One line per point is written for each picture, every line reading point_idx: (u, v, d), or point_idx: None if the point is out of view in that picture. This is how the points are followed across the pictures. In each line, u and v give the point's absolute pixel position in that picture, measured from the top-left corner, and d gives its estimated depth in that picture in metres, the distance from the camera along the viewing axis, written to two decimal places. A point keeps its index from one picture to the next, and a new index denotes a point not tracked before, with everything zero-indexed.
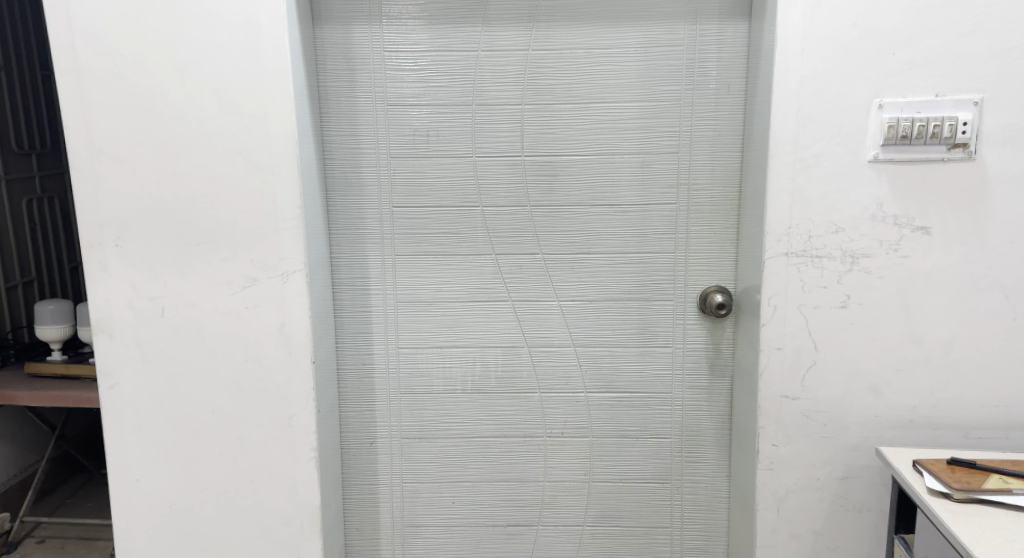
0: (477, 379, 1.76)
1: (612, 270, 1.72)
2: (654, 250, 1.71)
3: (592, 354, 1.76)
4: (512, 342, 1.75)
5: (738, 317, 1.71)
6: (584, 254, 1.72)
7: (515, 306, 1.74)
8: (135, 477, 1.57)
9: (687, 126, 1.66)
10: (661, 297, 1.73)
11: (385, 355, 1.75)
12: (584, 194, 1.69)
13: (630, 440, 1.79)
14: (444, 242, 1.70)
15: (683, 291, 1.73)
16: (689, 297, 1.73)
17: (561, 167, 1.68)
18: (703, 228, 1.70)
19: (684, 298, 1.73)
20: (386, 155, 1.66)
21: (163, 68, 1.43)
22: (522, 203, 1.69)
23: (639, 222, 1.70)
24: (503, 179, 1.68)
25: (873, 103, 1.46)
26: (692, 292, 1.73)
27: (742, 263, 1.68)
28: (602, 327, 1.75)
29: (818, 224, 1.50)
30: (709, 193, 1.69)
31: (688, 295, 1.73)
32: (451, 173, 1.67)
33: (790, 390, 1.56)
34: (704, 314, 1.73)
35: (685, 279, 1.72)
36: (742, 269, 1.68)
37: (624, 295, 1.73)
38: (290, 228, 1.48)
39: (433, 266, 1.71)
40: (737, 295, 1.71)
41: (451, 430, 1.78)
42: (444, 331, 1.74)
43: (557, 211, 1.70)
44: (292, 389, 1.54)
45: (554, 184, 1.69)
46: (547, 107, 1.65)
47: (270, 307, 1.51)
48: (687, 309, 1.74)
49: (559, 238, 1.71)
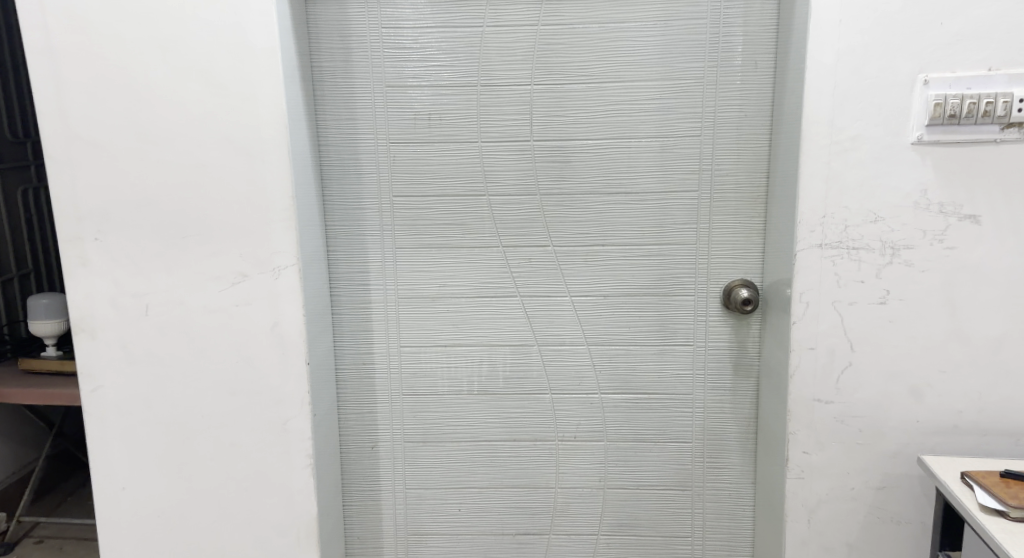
0: (485, 380, 1.66)
1: (629, 262, 1.61)
2: (674, 241, 1.60)
3: (607, 353, 1.65)
4: (522, 340, 1.65)
5: (765, 314, 1.59)
6: (599, 245, 1.60)
7: (524, 302, 1.63)
8: (120, 485, 1.47)
9: (710, 107, 1.53)
10: (680, 292, 1.62)
11: (386, 355, 1.64)
12: (598, 182, 1.57)
13: (648, 444, 1.68)
14: (448, 233, 1.59)
15: (705, 285, 1.61)
16: (711, 292, 1.61)
17: (573, 152, 1.56)
18: (727, 218, 1.58)
19: (707, 293, 1.62)
20: (385, 141, 1.54)
21: (144, 47, 1.32)
22: (531, 191, 1.58)
23: (658, 212, 1.58)
24: (512, 166, 1.56)
25: (918, 79, 1.32)
26: (714, 286, 1.61)
27: (770, 255, 1.56)
28: (618, 324, 1.64)
29: (855, 213, 1.38)
30: (734, 180, 1.56)
31: (710, 289, 1.62)
32: (455, 159, 1.56)
33: (824, 393, 1.44)
34: (728, 310, 1.61)
35: (707, 272, 1.61)
36: (771, 263, 1.55)
37: (641, 289, 1.62)
38: (283, 220, 1.37)
39: (436, 259, 1.60)
40: (764, 290, 1.59)
41: (457, 433, 1.68)
42: (449, 328, 1.64)
43: (570, 200, 1.58)
44: (286, 392, 1.43)
45: (566, 171, 1.57)
46: (558, 87, 1.53)
47: (261, 305, 1.40)
48: (709, 305, 1.62)
49: (572, 229, 1.60)
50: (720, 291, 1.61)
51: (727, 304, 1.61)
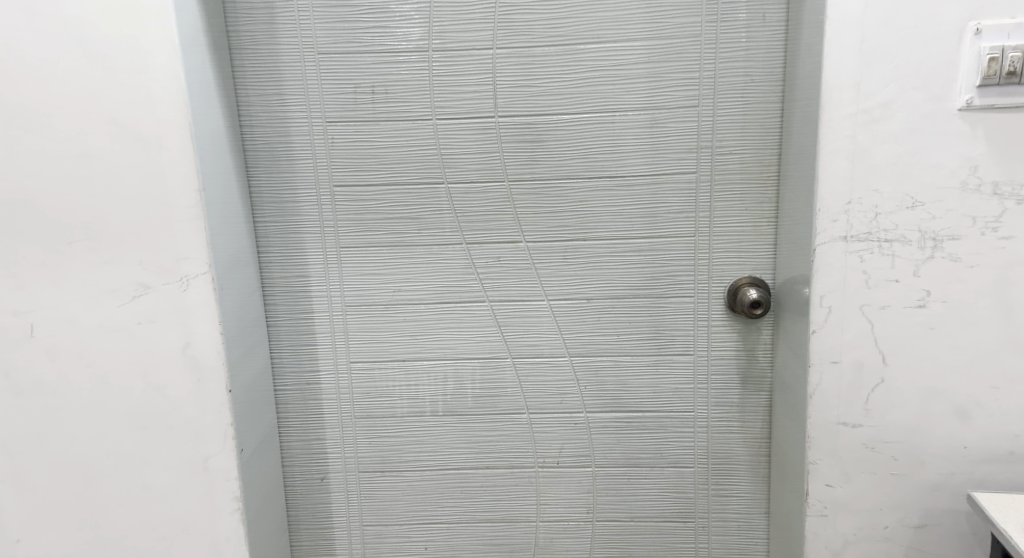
0: (451, 399, 1.42)
1: (616, 259, 1.36)
2: (669, 233, 1.35)
3: (593, 365, 1.41)
4: (493, 352, 1.41)
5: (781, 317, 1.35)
6: (580, 240, 1.36)
7: (494, 307, 1.39)
8: (16, 536, 1.24)
9: (709, 71, 1.29)
10: (678, 293, 1.38)
11: (333, 373, 1.40)
12: (577, 164, 1.32)
13: (643, 470, 1.44)
14: (401, 229, 1.35)
15: (706, 285, 1.37)
16: (714, 292, 1.37)
17: (547, 129, 1.31)
18: (731, 205, 1.34)
19: (708, 293, 1.37)
20: (321, 120, 1.29)
21: (11, 12, 1.09)
22: (498, 177, 1.33)
23: (649, 199, 1.34)
24: (474, 148, 1.31)
25: (968, 29, 1.06)
26: (717, 285, 1.37)
27: (786, 249, 1.31)
28: (605, 331, 1.40)
29: (888, 197, 1.12)
30: (739, 160, 1.32)
31: (712, 289, 1.37)
32: (406, 141, 1.31)
33: (849, 416, 1.19)
34: (735, 313, 1.37)
35: (708, 269, 1.36)
36: (786, 259, 1.31)
37: (631, 291, 1.38)
38: (187, 219, 1.15)
39: (388, 261, 1.36)
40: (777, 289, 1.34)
41: (420, 461, 1.44)
42: (406, 340, 1.39)
43: (545, 186, 1.33)
44: (205, 423, 1.21)
45: (540, 151, 1.32)
46: (527, 50, 1.28)
47: (169, 322, 1.18)
48: (711, 307, 1.38)
49: (547, 221, 1.35)
50: (725, 291, 1.37)
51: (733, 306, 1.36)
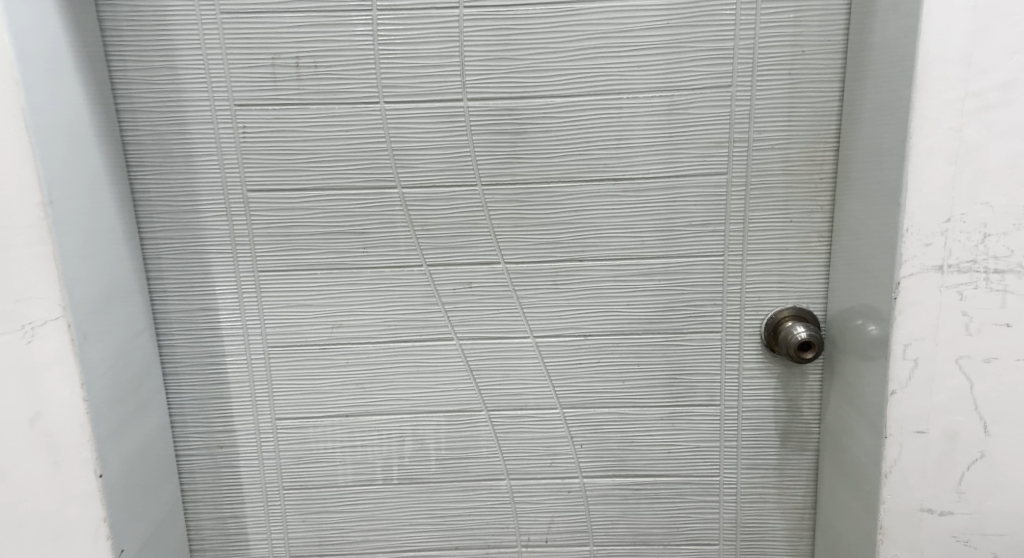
0: (408, 464, 1.11)
1: (622, 286, 1.06)
2: (689, 252, 1.05)
3: (591, 419, 1.11)
4: (463, 405, 1.09)
5: (835, 359, 1.06)
6: (575, 261, 1.05)
7: (464, 348, 1.07)
8: None
9: (747, 39, 0.97)
10: (699, 328, 1.08)
11: (254, 434, 1.08)
12: (572, 162, 1.01)
13: (653, 548, 1.15)
14: (339, 248, 1.01)
15: (736, 319, 1.08)
16: (747, 326, 1.08)
17: (533, 117, 0.99)
18: (770, 216, 1.03)
19: (740, 330, 1.08)
20: (227, 102, 0.95)
21: None
22: (468, 179, 1.01)
23: (665, 209, 1.03)
24: (436, 142, 0.98)
25: None
26: (751, 319, 1.07)
27: (846, 274, 1.01)
28: (607, 376, 1.10)
29: (1001, 213, 0.82)
30: (782, 157, 1.01)
31: (745, 324, 1.07)
32: (343, 132, 0.97)
33: (937, 501, 0.90)
34: (774, 354, 1.07)
35: (740, 299, 1.07)
36: (847, 286, 1.01)
37: (640, 326, 1.08)
38: (26, 244, 0.82)
39: (324, 288, 1.03)
40: (832, 326, 1.06)
41: (369, 543, 1.13)
42: (350, 391, 1.07)
43: (529, 192, 1.02)
44: (68, 519, 0.89)
45: (523, 146, 1.00)
46: (505, 9, 0.95)
47: (9, 385, 0.85)
48: (743, 346, 1.08)
49: (533, 236, 1.04)
50: (763, 326, 1.08)
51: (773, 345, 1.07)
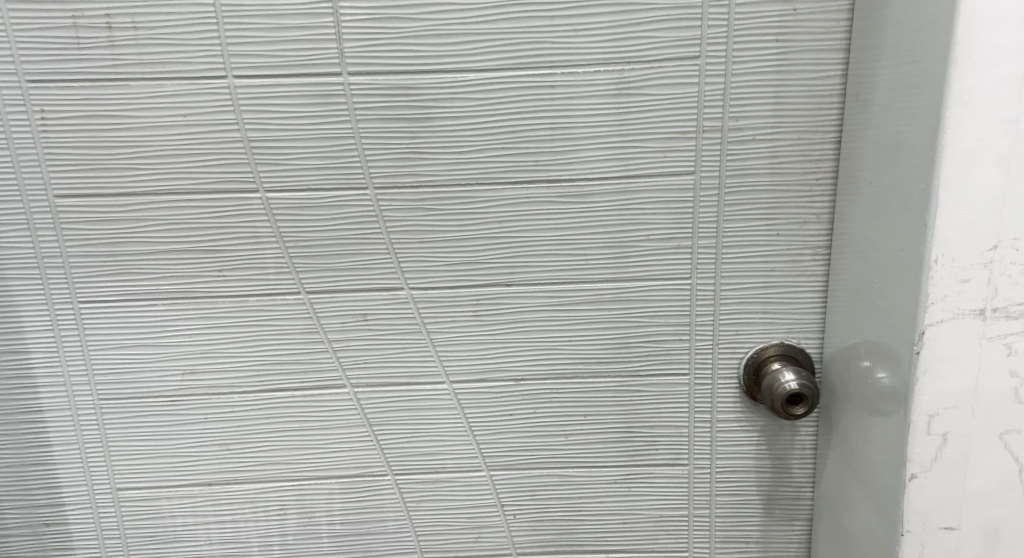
0: (294, 542, 0.88)
1: (562, 318, 0.83)
2: (646, 275, 0.82)
3: (527, 484, 0.89)
4: (361, 469, 0.86)
5: (835, 406, 0.84)
6: (501, 287, 0.82)
7: (360, 400, 0.84)
8: None
9: None
10: (660, 367, 0.86)
11: (90, 508, 0.84)
12: (493, 158, 0.77)
13: None
14: (186, 271, 0.77)
15: (707, 356, 0.86)
16: (719, 369, 0.86)
17: (440, 97, 0.74)
18: (749, 227, 0.81)
19: (712, 369, 0.86)
20: (16, 78, 0.70)
21: None
22: (355, 182, 0.76)
23: (616, 220, 0.79)
24: (307, 131, 0.73)
25: None
26: (726, 355, 0.86)
27: (851, 301, 0.78)
28: (546, 432, 0.88)
29: None
30: (766, 151, 0.78)
31: (718, 364, 0.86)
32: (179, 118, 0.72)
33: None
34: (757, 400, 0.86)
35: (713, 332, 0.85)
36: (851, 316, 0.79)
37: (587, 367, 0.86)
38: None
39: (169, 324, 0.78)
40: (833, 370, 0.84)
41: None
42: (212, 452, 0.83)
43: (439, 197, 0.77)
44: None
45: (426, 136, 0.75)
46: None
47: None
48: (717, 390, 0.87)
49: (445, 256, 0.80)
50: (744, 365, 0.86)
51: (754, 391, 0.86)
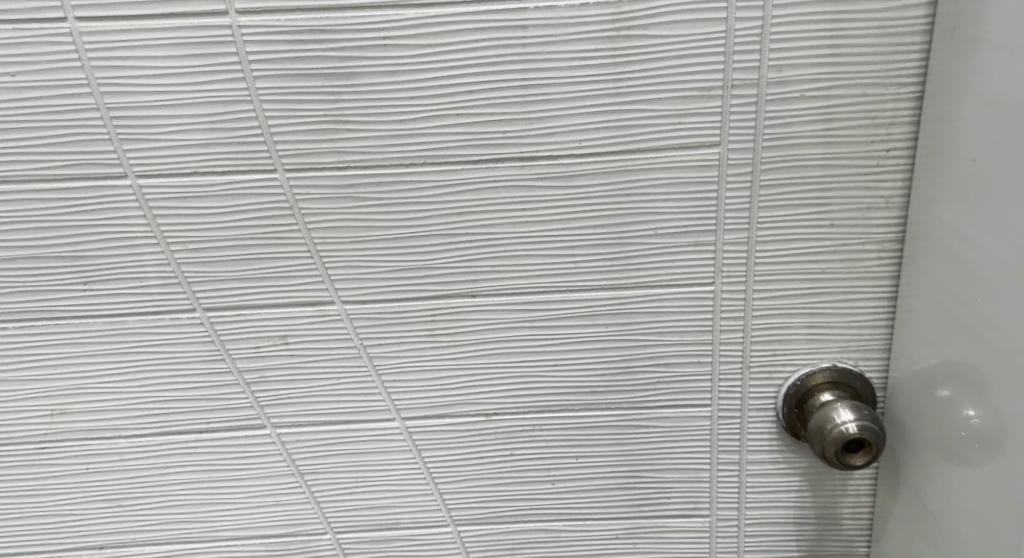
0: None
1: (545, 336, 0.65)
2: (654, 282, 0.63)
3: (506, 538, 0.72)
4: (295, 528, 0.69)
5: (907, 446, 0.65)
6: (465, 299, 0.63)
7: (285, 443, 0.65)
8: None
9: None
10: (673, 395, 0.68)
11: None
12: (444, 129, 0.56)
13: None
14: (41, 285, 0.58)
15: (734, 380, 0.67)
16: (749, 400, 0.68)
17: (367, 44, 0.53)
18: (792, 217, 0.61)
19: (741, 397, 0.68)
20: None
21: None
22: (257, 163, 0.56)
23: (613, 209, 0.60)
24: (187, 95, 0.53)
25: None
26: (758, 380, 0.67)
27: (937, 311, 0.59)
28: (529, 476, 0.70)
29: None
30: (818, 115, 0.58)
31: (748, 390, 0.68)
32: (9, 78, 0.52)
33: None
34: (800, 437, 0.68)
35: (742, 350, 0.66)
36: (921, 318, 0.61)
37: (578, 397, 0.67)
38: None
39: (28, 352, 0.60)
40: (899, 392, 0.66)
41: None
42: (101, 510, 0.66)
43: (375, 184, 0.58)
44: None
45: (351, 99, 0.55)
46: None
47: None
48: (746, 423, 0.69)
49: (389, 260, 0.60)
50: (785, 394, 0.67)
51: (798, 427, 0.67)
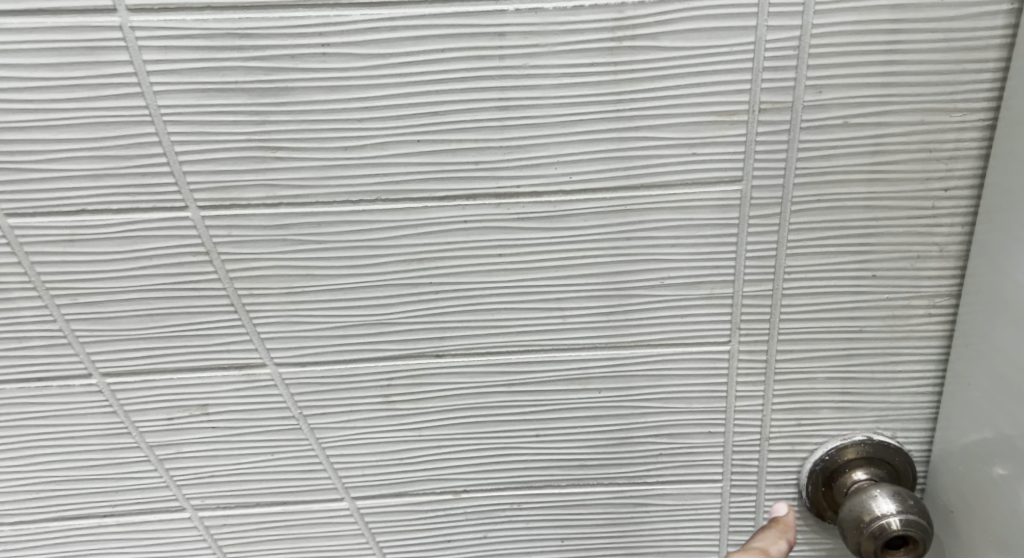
0: None
1: (526, 404, 0.54)
2: (657, 341, 0.52)
3: None
4: None
5: (959, 536, 0.55)
6: (428, 361, 0.51)
7: (208, 528, 0.55)
8: None
9: None
10: (677, 470, 0.57)
11: None
12: (400, 159, 0.45)
13: None
14: None
15: (748, 453, 0.57)
16: (766, 475, 0.58)
17: (301, 52, 0.42)
18: (827, 268, 0.50)
19: (757, 472, 0.58)
20: None
21: None
22: (164, 200, 0.44)
23: (610, 257, 0.49)
24: (70, 114, 0.42)
25: None
26: (778, 452, 0.57)
27: (1000, 387, 0.49)
28: (505, 557, 0.60)
29: None
30: (865, 146, 0.47)
31: (765, 463, 0.57)
32: None
33: None
34: (824, 517, 0.58)
35: (760, 420, 0.56)
36: (972, 386, 0.51)
37: (565, 472, 0.57)
38: None
39: None
40: (946, 468, 0.55)
41: None
42: None
43: (314, 225, 0.46)
44: None
45: (280, 121, 0.43)
46: None
47: None
48: (761, 501, 0.59)
49: (333, 316, 0.49)
50: (809, 469, 0.57)
51: (824, 507, 0.57)
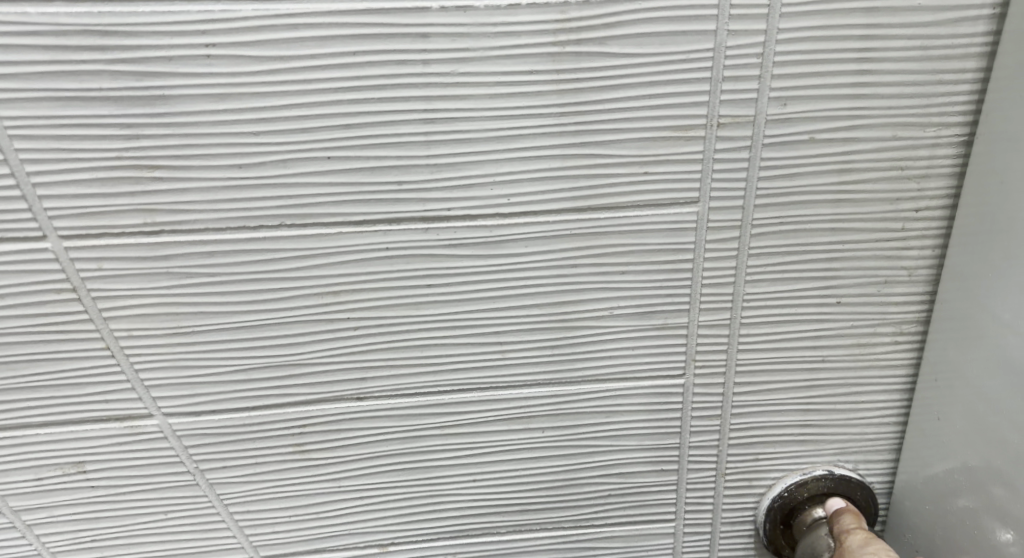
0: None
1: (461, 447, 0.48)
2: (605, 376, 0.47)
3: None
4: None
5: None
6: (347, 405, 0.45)
7: None
8: None
9: None
10: (626, 511, 0.53)
11: None
12: (305, 179, 0.38)
13: None
14: None
15: (703, 491, 0.52)
16: (721, 512, 0.53)
17: (180, 53, 0.35)
18: (789, 295, 0.46)
19: (711, 510, 0.53)
20: None
21: None
22: (17, 229, 0.37)
23: (552, 286, 0.43)
24: None
25: None
26: (735, 489, 0.53)
27: (968, 424, 0.45)
28: None
29: None
30: (832, 164, 0.42)
31: (721, 501, 0.53)
32: None
33: None
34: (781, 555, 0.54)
35: (715, 456, 0.51)
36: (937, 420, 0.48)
37: (505, 517, 0.51)
38: None
39: None
40: (909, 504, 0.52)
41: None
42: None
43: (205, 255, 0.39)
44: None
45: (157, 135, 0.36)
46: None
47: None
48: (716, 538, 0.55)
49: (233, 358, 0.42)
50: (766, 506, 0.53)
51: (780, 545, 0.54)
